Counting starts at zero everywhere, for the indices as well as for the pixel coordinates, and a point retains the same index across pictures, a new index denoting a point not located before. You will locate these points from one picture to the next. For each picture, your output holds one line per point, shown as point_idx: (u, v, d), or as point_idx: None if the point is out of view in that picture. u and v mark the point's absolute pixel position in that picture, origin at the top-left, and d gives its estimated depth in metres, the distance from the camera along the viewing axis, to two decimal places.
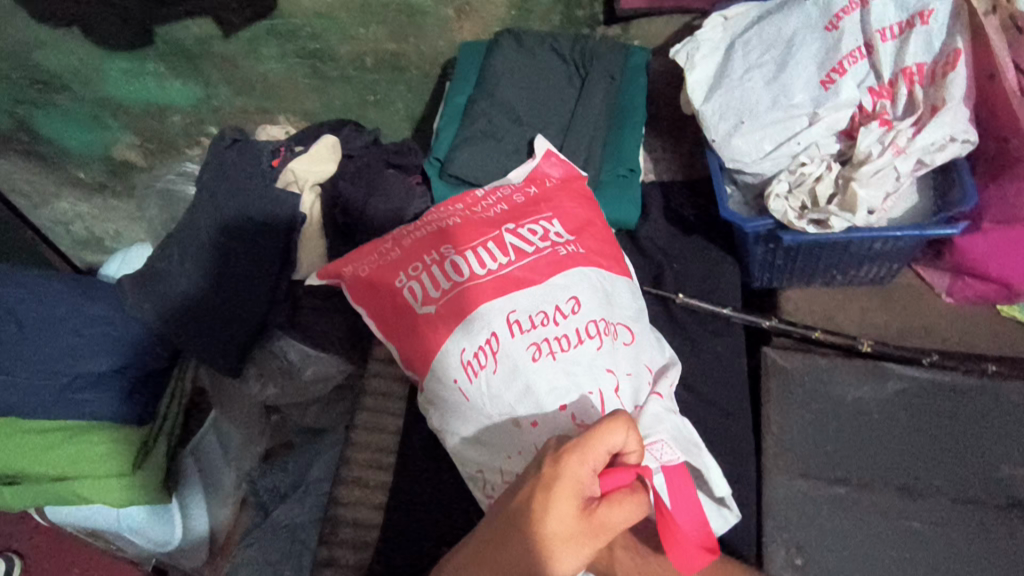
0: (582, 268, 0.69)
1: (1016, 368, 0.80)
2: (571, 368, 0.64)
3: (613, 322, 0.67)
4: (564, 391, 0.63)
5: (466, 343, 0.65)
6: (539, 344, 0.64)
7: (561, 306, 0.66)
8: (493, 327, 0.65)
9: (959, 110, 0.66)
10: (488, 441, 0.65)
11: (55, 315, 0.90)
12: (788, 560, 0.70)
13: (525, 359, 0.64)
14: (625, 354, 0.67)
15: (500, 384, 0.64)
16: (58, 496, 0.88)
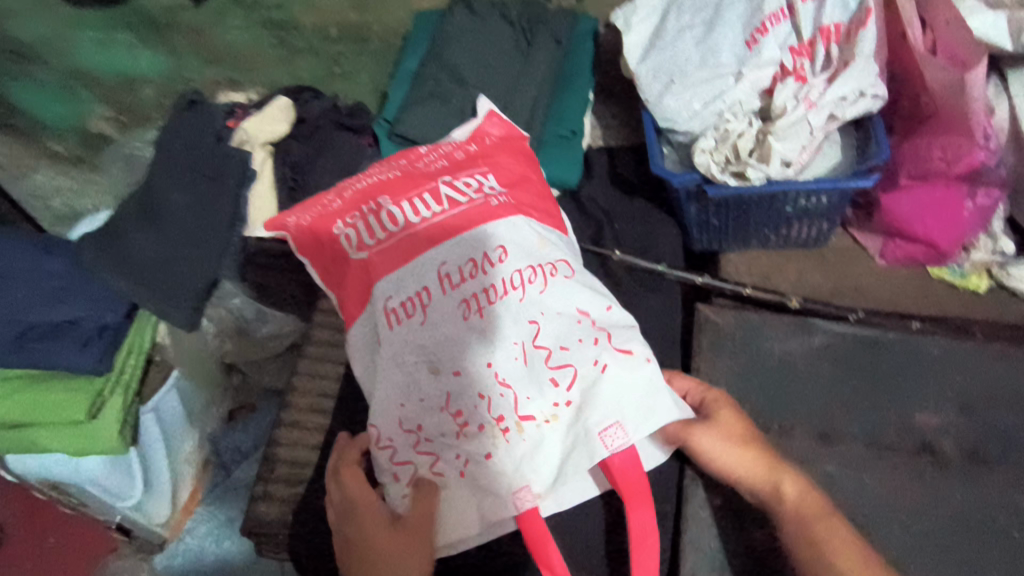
0: (510, 217, 0.68)
1: (940, 324, 0.83)
2: (502, 317, 0.63)
3: (543, 267, 0.66)
4: (496, 344, 0.63)
5: (395, 292, 0.65)
6: (469, 300, 0.64)
7: (490, 254, 0.66)
8: (425, 281, 0.65)
9: (869, 65, 0.69)
10: (398, 383, 0.63)
11: (12, 268, 0.91)
12: (706, 501, 0.70)
13: (456, 316, 0.64)
14: (552, 297, 0.65)
15: (424, 335, 0.64)
16: (16, 444, 0.91)
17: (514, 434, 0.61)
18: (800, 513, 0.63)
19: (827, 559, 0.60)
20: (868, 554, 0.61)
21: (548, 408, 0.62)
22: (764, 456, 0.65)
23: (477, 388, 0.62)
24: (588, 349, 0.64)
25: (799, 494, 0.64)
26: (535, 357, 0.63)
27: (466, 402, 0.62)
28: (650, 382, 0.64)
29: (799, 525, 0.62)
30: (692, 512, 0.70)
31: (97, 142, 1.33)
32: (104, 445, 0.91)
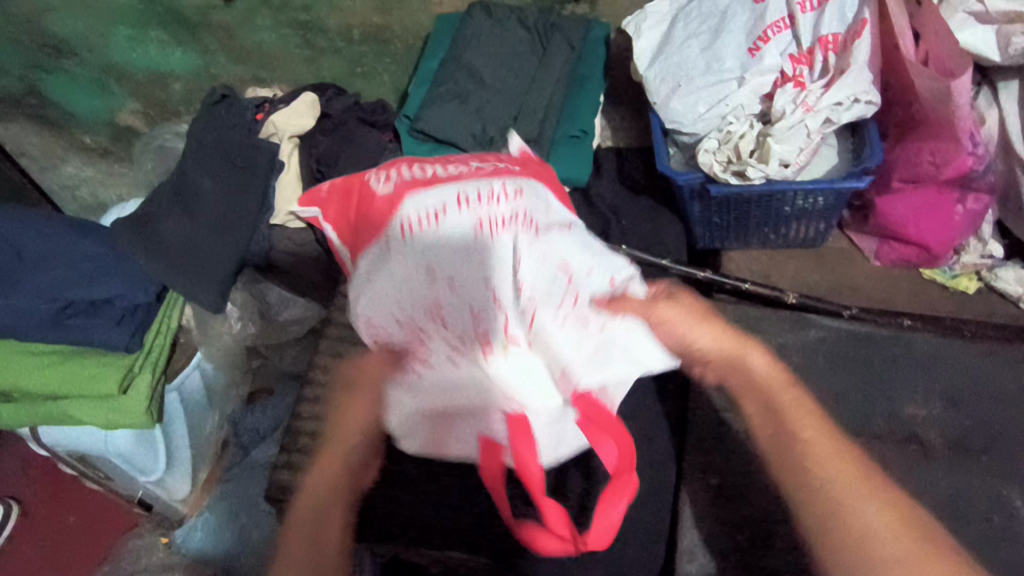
0: (535, 179, 0.66)
1: (931, 322, 0.88)
2: (512, 245, 0.59)
3: (545, 224, 0.62)
4: (501, 266, 0.59)
5: (412, 208, 0.61)
6: (483, 222, 0.60)
7: (508, 187, 0.63)
8: (443, 199, 0.61)
9: (863, 73, 0.73)
10: (395, 295, 0.60)
11: (51, 249, 0.96)
12: (703, 479, 0.75)
13: (467, 233, 0.60)
14: (558, 249, 0.62)
15: (432, 249, 0.59)
16: (51, 416, 0.95)
17: (498, 349, 0.59)
18: (773, 391, 0.63)
19: (818, 470, 0.58)
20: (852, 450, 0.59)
21: (532, 333, 0.59)
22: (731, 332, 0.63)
23: (471, 304, 0.58)
24: (577, 283, 0.62)
25: (768, 367, 0.63)
26: (528, 287, 0.59)
27: (460, 317, 0.59)
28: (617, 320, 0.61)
29: (791, 430, 0.60)
30: (688, 491, 0.74)
31: (126, 135, 1.42)
32: (131, 422, 0.96)
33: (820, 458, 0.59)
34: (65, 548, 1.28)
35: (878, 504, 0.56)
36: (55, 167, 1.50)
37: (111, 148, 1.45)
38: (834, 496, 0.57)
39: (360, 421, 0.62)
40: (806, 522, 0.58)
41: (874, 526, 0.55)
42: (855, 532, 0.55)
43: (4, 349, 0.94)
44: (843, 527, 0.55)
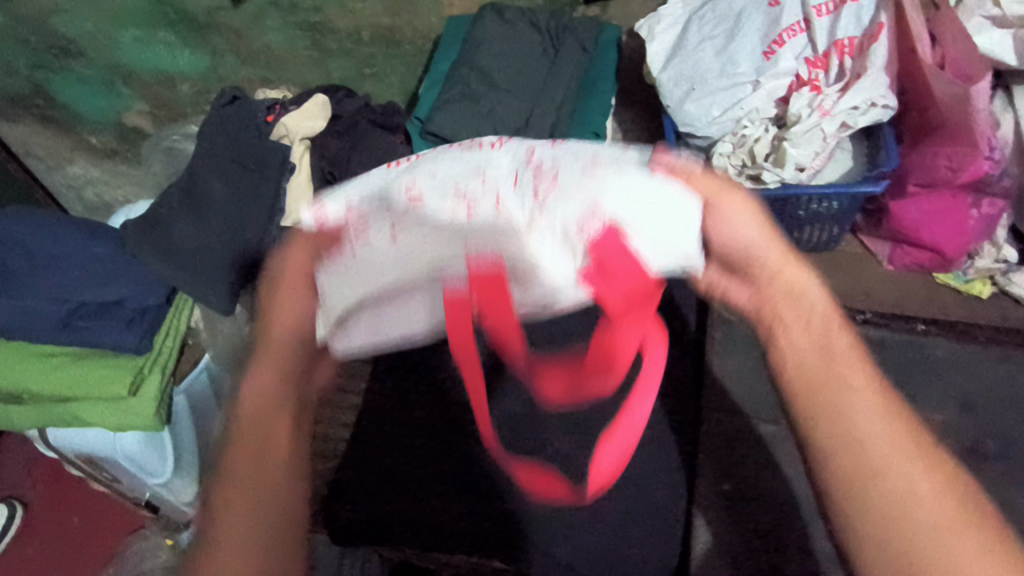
0: None
1: (944, 326, 0.88)
2: (502, 155, 0.60)
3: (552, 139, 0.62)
4: (485, 167, 0.59)
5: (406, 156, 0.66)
6: (472, 145, 0.62)
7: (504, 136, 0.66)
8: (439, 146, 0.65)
9: (880, 77, 0.73)
10: (375, 194, 0.60)
11: (61, 250, 0.97)
12: (716, 482, 0.76)
13: (454, 150, 0.62)
14: (557, 148, 0.60)
15: (419, 164, 0.62)
16: (61, 418, 0.94)
17: (483, 206, 0.56)
18: (812, 333, 0.53)
19: (837, 393, 0.50)
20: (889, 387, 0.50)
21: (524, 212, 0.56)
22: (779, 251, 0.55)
23: (451, 189, 0.58)
24: (580, 152, 0.58)
25: (823, 304, 0.54)
26: (514, 176, 0.58)
27: (443, 203, 0.57)
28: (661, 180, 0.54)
29: (818, 352, 0.52)
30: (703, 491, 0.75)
31: (134, 135, 1.42)
32: (140, 423, 0.94)
33: (853, 381, 0.50)
34: (71, 550, 1.27)
35: (896, 437, 0.47)
36: (61, 168, 1.50)
37: (118, 148, 1.45)
38: (843, 413, 0.49)
39: (293, 307, 0.57)
40: (825, 447, 0.48)
41: (894, 457, 0.46)
42: (854, 448, 0.47)
43: (14, 351, 0.94)
44: (894, 489, 0.45)
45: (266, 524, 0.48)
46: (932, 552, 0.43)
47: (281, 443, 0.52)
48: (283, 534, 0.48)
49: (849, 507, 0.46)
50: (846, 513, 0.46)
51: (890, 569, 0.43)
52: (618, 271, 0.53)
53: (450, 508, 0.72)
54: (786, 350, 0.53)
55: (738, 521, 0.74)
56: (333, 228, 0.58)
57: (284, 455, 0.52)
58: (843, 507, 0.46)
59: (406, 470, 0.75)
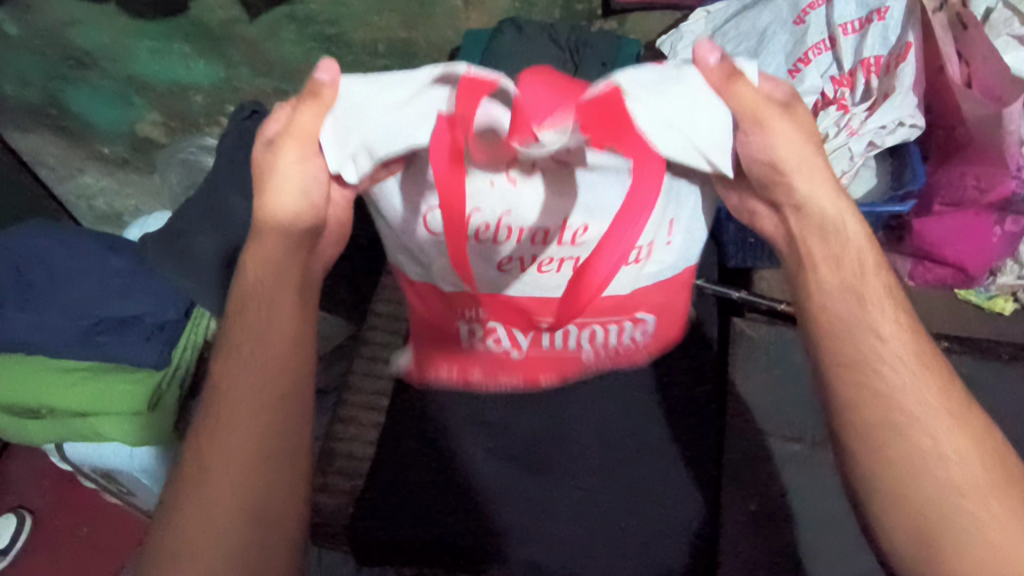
0: None
1: (967, 343, 0.87)
2: None
3: None
4: None
5: None
6: None
7: None
8: None
9: (908, 96, 0.72)
10: None
11: (83, 265, 0.99)
12: (744, 505, 0.76)
13: None
14: None
15: None
16: (77, 432, 0.93)
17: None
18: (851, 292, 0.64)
19: (866, 344, 0.62)
20: (918, 335, 0.63)
21: None
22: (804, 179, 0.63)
23: None
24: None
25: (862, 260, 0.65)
26: None
27: None
28: (679, 69, 0.56)
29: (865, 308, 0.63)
30: (730, 518, 0.75)
31: (147, 145, 1.41)
32: (156, 440, 0.93)
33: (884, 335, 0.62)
34: (83, 562, 1.27)
35: (921, 384, 0.60)
36: (72, 177, 1.49)
37: (130, 158, 1.45)
38: (872, 368, 0.61)
39: (280, 235, 0.65)
40: (853, 415, 0.60)
41: (917, 410, 0.59)
42: (885, 399, 0.60)
43: (30, 364, 0.93)
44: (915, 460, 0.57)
45: (251, 437, 0.60)
46: (943, 506, 0.56)
47: (267, 370, 0.63)
48: (266, 445, 0.60)
49: (881, 444, 0.59)
50: (866, 478, 0.59)
51: (909, 519, 0.56)
52: (609, 129, 0.55)
53: (470, 512, 0.74)
54: (823, 301, 0.64)
55: (757, 551, 0.74)
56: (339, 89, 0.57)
57: (271, 384, 0.62)
58: (874, 471, 0.59)
59: (428, 472, 0.77)
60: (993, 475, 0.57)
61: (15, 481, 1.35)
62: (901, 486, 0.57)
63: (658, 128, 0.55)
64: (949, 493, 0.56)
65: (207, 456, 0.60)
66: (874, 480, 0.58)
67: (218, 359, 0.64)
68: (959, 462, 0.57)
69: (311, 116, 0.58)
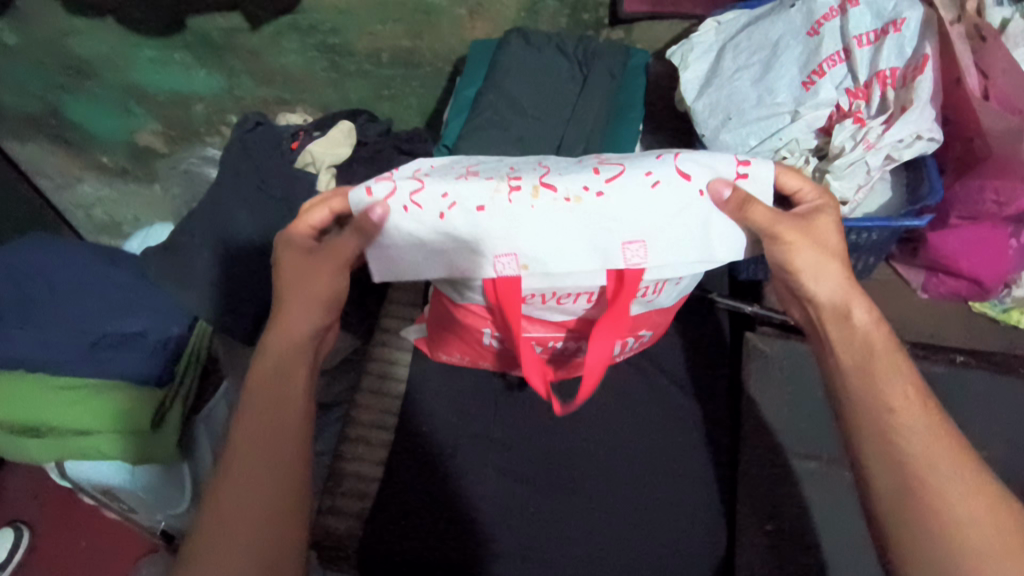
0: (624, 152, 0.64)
1: (984, 358, 0.86)
2: (558, 175, 0.59)
3: (609, 163, 0.60)
4: (526, 170, 0.60)
5: (511, 161, 0.65)
6: (546, 165, 0.62)
7: (594, 158, 0.64)
8: (533, 162, 0.64)
9: (925, 110, 0.71)
10: (437, 168, 0.62)
11: (85, 281, 0.98)
12: (760, 525, 0.74)
13: (532, 162, 0.64)
14: (606, 171, 0.59)
15: (491, 166, 0.63)
16: (85, 452, 0.90)
17: (524, 195, 0.58)
18: (866, 342, 0.58)
19: (878, 386, 0.56)
20: (932, 407, 0.55)
21: (576, 190, 0.58)
22: (847, 270, 0.60)
23: (496, 187, 0.58)
24: (644, 161, 0.59)
25: (868, 319, 0.59)
26: (563, 180, 0.58)
27: (481, 191, 0.58)
28: (695, 195, 0.59)
29: (871, 352, 0.58)
30: (747, 537, 0.73)
31: (146, 154, 1.40)
32: (160, 457, 0.92)
33: (894, 403, 0.55)
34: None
35: (932, 441, 0.53)
36: (70, 186, 1.47)
37: (128, 167, 1.43)
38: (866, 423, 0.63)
39: (305, 308, 0.62)
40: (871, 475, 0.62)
41: None
42: (888, 437, 0.54)
43: (30, 384, 0.90)
44: None
45: (254, 509, 0.52)
46: None
47: (272, 448, 0.56)
48: (280, 528, 0.52)
49: (877, 481, 0.53)
50: None
51: None
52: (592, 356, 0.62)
53: (470, 535, 0.74)
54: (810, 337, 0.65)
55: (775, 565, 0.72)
56: (365, 225, 0.58)
57: (276, 458, 0.55)
58: None
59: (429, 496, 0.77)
60: (1009, 541, 0.48)
61: (11, 494, 1.33)
62: (913, 521, 0.50)
63: (671, 262, 0.61)
64: (951, 531, 0.49)
65: (211, 533, 0.52)
66: (880, 515, 0.52)
67: (231, 438, 0.57)
68: (966, 512, 0.50)
69: (345, 239, 0.60)
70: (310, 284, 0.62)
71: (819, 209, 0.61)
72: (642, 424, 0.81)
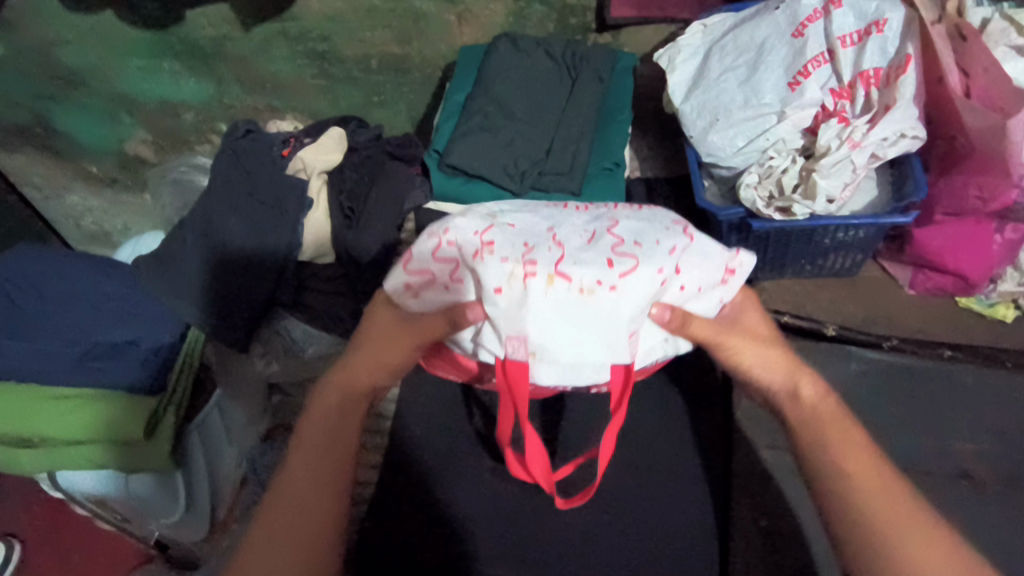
0: (634, 223, 0.64)
1: (971, 352, 0.88)
2: (576, 262, 0.59)
3: (624, 249, 0.61)
4: (545, 251, 0.60)
5: (517, 220, 0.64)
6: (558, 237, 0.62)
7: (605, 229, 0.63)
8: (544, 227, 0.63)
9: (909, 108, 0.73)
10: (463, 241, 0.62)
11: (74, 290, 0.98)
12: (753, 518, 0.74)
13: (543, 227, 0.63)
14: (620, 260, 0.59)
15: (508, 230, 0.62)
16: (74, 462, 0.91)
17: (540, 284, 0.58)
18: (815, 410, 0.60)
19: (832, 446, 0.57)
20: (885, 469, 0.56)
21: (590, 282, 0.58)
22: (788, 358, 0.64)
23: (520, 280, 0.58)
24: (655, 256, 0.60)
25: (815, 395, 0.61)
26: (581, 270, 0.59)
27: (500, 278, 0.58)
28: (685, 292, 0.62)
29: (821, 419, 0.60)
30: (741, 520, 0.74)
31: (135, 163, 1.38)
32: (151, 465, 0.92)
33: (851, 469, 0.56)
34: None
35: (886, 492, 0.54)
36: (59, 197, 1.46)
37: (117, 177, 1.42)
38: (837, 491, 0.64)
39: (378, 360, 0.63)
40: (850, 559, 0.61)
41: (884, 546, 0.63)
42: (846, 512, 0.54)
43: (23, 394, 0.91)
44: None
45: (298, 539, 0.54)
46: None
47: (318, 487, 0.56)
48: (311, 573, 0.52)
49: (847, 538, 0.53)
50: None
51: None
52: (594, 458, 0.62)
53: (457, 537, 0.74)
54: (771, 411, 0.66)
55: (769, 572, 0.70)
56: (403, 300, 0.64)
57: (324, 490, 0.57)
58: None
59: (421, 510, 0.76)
60: None
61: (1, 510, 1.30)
62: None
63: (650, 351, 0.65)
64: None
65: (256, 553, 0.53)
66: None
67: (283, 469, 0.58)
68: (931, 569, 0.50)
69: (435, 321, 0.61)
70: (392, 345, 0.63)
71: (742, 310, 0.67)
72: (635, 421, 0.82)
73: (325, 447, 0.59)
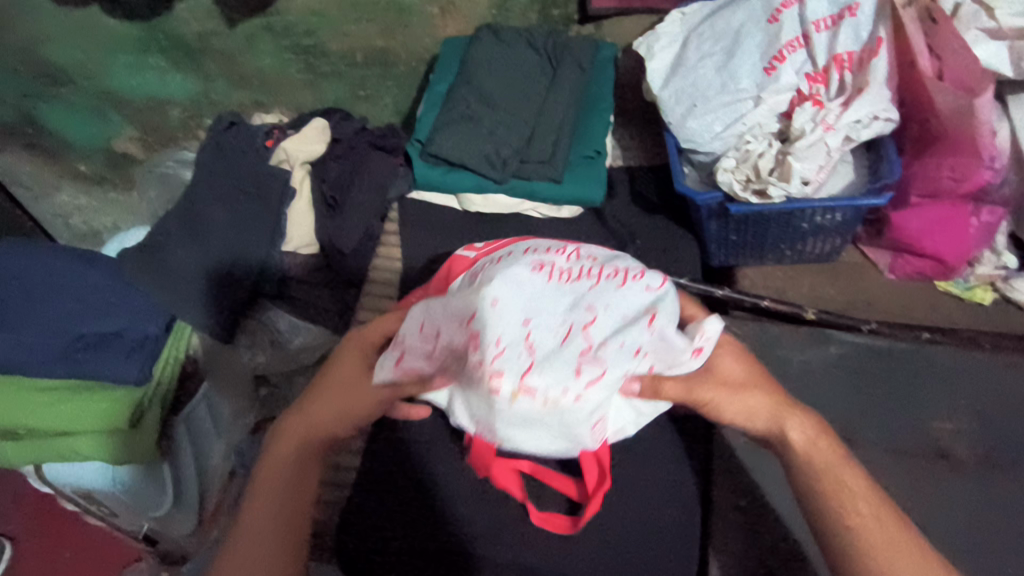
0: (611, 309, 0.58)
1: (951, 335, 0.88)
2: (546, 372, 0.54)
3: (595, 353, 0.55)
4: (516, 357, 0.54)
5: (496, 304, 0.55)
6: (533, 338, 0.55)
7: (583, 319, 0.56)
8: (521, 317, 0.56)
9: (880, 90, 0.75)
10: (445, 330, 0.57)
11: (59, 281, 0.97)
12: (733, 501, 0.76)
13: (518, 320, 0.55)
14: (590, 370, 0.55)
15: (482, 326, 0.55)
16: (56, 454, 0.91)
17: (503, 402, 0.54)
18: (810, 460, 0.60)
19: (830, 499, 0.59)
20: (882, 510, 0.58)
21: (556, 396, 0.54)
22: (770, 398, 0.62)
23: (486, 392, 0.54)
24: (622, 360, 0.56)
25: (805, 439, 0.61)
26: (549, 386, 0.54)
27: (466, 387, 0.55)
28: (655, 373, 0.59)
29: (814, 467, 0.60)
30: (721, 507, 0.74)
31: (123, 160, 1.38)
32: (137, 457, 0.92)
33: (851, 521, 0.58)
34: None
35: (886, 540, 0.56)
36: (49, 196, 1.47)
37: (106, 175, 1.42)
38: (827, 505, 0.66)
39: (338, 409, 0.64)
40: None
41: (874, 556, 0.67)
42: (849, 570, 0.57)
43: (5, 386, 0.91)
44: None
45: None
46: None
47: (279, 540, 0.60)
48: None
49: None
50: None
51: None
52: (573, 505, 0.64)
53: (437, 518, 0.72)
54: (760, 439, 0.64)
55: (746, 566, 0.72)
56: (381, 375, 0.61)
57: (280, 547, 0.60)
58: None
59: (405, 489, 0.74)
60: None
61: None
62: None
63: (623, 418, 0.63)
64: None
65: None
66: None
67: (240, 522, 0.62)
68: None
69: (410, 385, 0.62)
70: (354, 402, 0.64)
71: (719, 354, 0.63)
72: None
73: (279, 501, 0.62)
